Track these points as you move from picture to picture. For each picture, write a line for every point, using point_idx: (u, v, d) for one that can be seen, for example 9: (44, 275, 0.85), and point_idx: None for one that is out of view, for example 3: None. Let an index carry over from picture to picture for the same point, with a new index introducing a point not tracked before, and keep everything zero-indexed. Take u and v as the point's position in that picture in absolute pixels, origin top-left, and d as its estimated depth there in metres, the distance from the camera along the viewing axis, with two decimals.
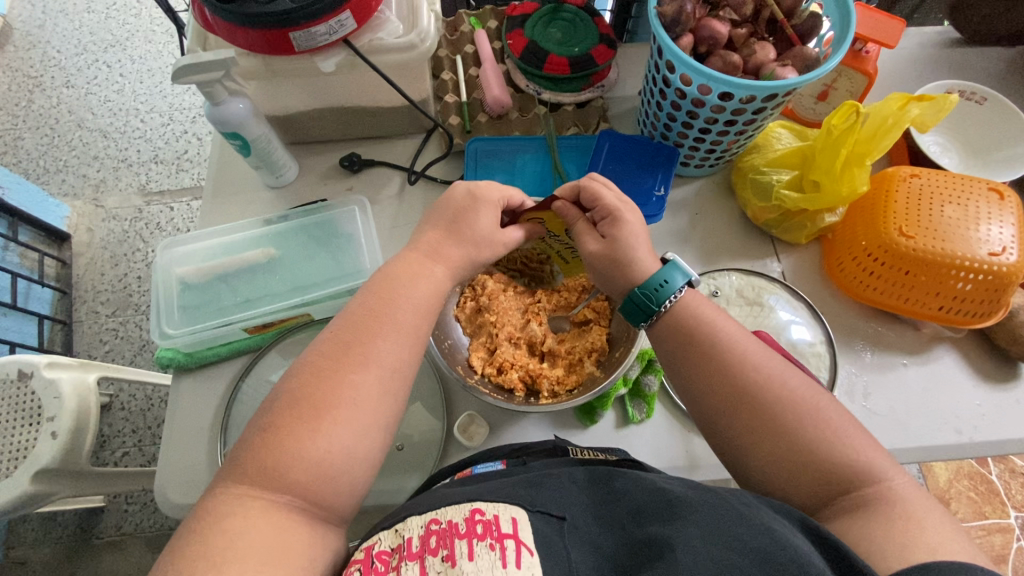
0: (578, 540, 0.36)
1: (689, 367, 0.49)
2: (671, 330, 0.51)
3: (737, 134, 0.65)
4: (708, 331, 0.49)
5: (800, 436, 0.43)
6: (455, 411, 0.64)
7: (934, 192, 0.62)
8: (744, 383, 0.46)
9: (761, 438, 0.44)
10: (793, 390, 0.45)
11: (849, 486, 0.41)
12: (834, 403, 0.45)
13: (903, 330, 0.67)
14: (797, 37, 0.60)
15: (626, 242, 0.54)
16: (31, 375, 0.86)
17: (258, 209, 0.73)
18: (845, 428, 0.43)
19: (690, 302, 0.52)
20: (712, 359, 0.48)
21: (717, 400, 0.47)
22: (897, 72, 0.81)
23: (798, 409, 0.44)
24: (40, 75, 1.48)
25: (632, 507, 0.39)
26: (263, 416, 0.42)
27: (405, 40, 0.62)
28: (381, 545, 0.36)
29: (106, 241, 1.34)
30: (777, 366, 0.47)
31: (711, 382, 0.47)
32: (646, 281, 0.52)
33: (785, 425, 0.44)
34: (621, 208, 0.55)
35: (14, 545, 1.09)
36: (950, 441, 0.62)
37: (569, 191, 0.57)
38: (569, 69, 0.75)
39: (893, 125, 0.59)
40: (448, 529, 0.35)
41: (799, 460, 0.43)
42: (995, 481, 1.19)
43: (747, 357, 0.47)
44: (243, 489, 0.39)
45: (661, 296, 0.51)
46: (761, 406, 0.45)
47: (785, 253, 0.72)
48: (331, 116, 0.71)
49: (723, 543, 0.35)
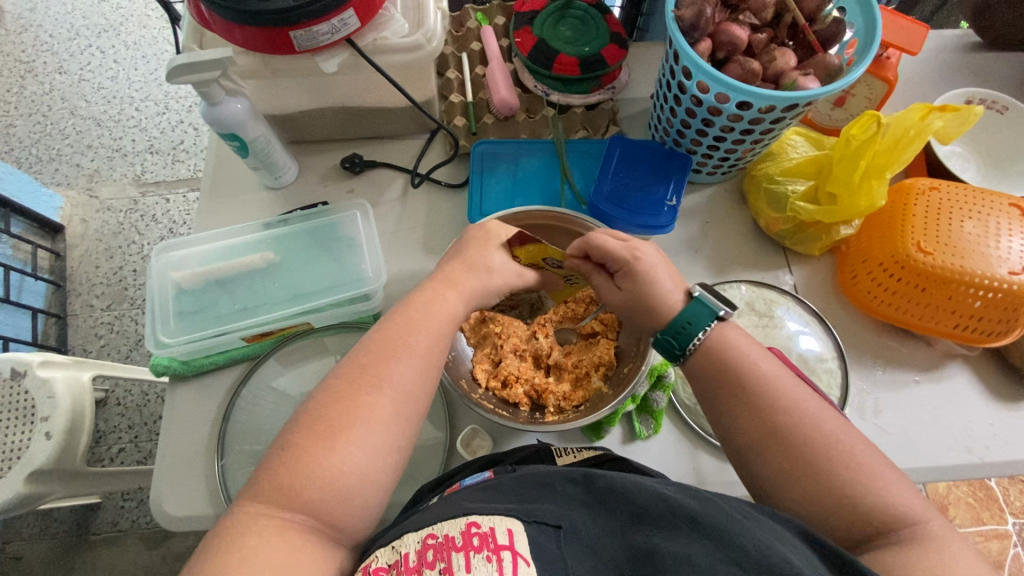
0: (577, 547, 0.34)
1: (724, 402, 0.47)
2: (705, 366, 0.49)
3: (753, 142, 0.63)
4: (740, 367, 0.48)
5: (837, 473, 0.41)
6: (457, 424, 0.63)
7: (954, 206, 0.61)
8: (779, 421, 0.44)
9: (801, 477, 0.42)
10: (829, 427, 0.43)
11: (890, 526, 0.39)
12: (869, 445, 0.43)
13: (916, 346, 0.66)
14: (819, 43, 0.58)
15: (643, 292, 0.53)
16: (24, 374, 0.84)
17: (257, 212, 0.71)
18: (879, 471, 0.41)
19: (724, 336, 0.49)
20: (745, 394, 0.46)
21: (751, 436, 0.45)
22: (917, 77, 0.79)
23: (835, 449, 0.42)
24: (32, 60, 1.44)
25: (633, 511, 0.37)
26: (281, 437, 0.41)
27: (411, 41, 0.59)
28: (378, 561, 0.34)
29: (100, 232, 1.32)
30: (812, 404, 0.45)
31: (743, 418, 0.46)
32: (669, 323, 0.51)
33: (822, 465, 0.42)
34: (632, 256, 0.53)
35: (10, 540, 1.08)
36: (962, 462, 0.60)
37: (576, 249, 0.57)
38: (578, 69, 0.73)
39: (914, 137, 0.58)
40: (445, 542, 0.33)
41: (841, 497, 0.41)
42: (994, 487, 1.19)
43: (781, 394, 0.45)
44: (251, 516, 0.37)
45: (685, 338, 0.50)
46: (800, 444, 0.43)
47: (796, 264, 0.70)
48: (333, 116, 0.69)
49: (727, 558, 0.33)
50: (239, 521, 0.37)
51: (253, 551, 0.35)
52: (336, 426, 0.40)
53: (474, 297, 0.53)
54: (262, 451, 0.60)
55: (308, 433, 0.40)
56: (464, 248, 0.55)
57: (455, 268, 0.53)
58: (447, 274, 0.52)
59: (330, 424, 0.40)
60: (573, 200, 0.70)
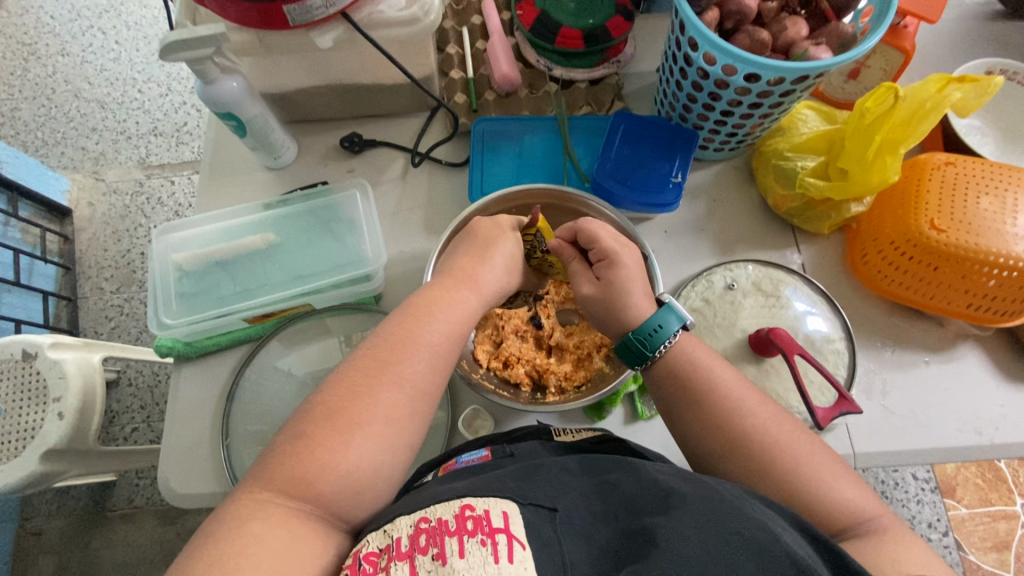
0: (571, 531, 0.34)
1: (686, 413, 0.46)
2: (672, 377, 0.48)
3: (762, 117, 0.61)
4: (705, 377, 0.47)
5: (795, 475, 0.41)
6: (459, 404, 0.63)
7: (969, 180, 0.59)
8: (738, 429, 0.44)
9: (763, 480, 0.42)
10: (785, 434, 0.43)
11: (851, 525, 0.40)
12: (827, 449, 0.44)
13: (926, 327, 0.64)
14: (832, 11, 0.56)
15: (621, 285, 0.51)
16: (35, 357, 0.84)
17: (257, 192, 0.70)
18: (834, 472, 0.42)
19: (685, 347, 0.49)
20: (704, 405, 0.46)
21: (714, 444, 0.44)
22: (936, 47, 0.75)
23: (795, 454, 0.42)
24: (34, 42, 1.43)
25: (624, 498, 0.37)
26: (296, 424, 0.41)
27: (407, 13, 0.58)
28: (369, 546, 0.34)
29: (108, 215, 1.32)
30: (769, 411, 0.45)
31: (702, 428, 0.45)
32: (640, 325, 0.49)
33: (781, 469, 0.42)
34: (619, 251, 0.53)
35: (30, 516, 1.11)
36: (969, 443, 0.60)
37: (567, 230, 0.56)
38: (583, 43, 0.70)
39: (931, 109, 0.55)
40: (438, 527, 0.33)
41: (801, 499, 0.41)
42: (1003, 469, 1.18)
43: (739, 402, 0.45)
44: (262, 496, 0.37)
45: (655, 342, 0.48)
46: (759, 450, 0.43)
47: (805, 243, 0.69)
48: (331, 94, 0.68)
49: (715, 533, 0.32)
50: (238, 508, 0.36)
51: (252, 539, 0.34)
52: (328, 421, 0.40)
53: (493, 281, 0.53)
54: (266, 430, 0.61)
55: (325, 424, 0.40)
56: (472, 241, 0.55)
57: (466, 263, 0.53)
58: (451, 270, 0.52)
59: (349, 417, 0.40)
60: (577, 179, 0.69)
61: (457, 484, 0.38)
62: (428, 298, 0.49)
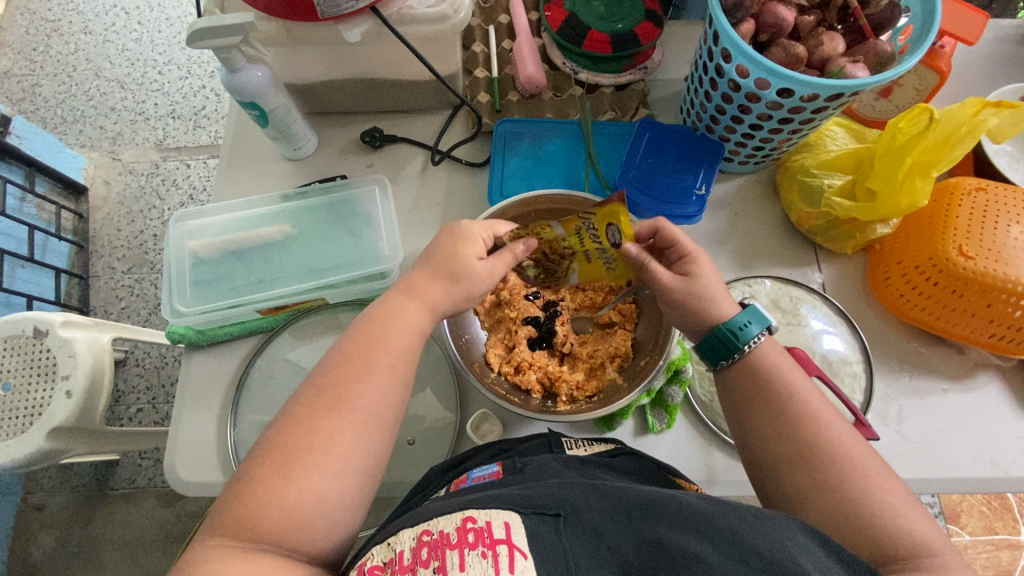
0: (579, 535, 0.33)
1: (756, 414, 0.46)
2: (746, 377, 0.48)
3: (791, 132, 0.59)
4: (781, 382, 0.46)
5: (859, 495, 0.40)
6: (468, 407, 0.62)
7: (998, 208, 0.58)
8: (807, 437, 0.43)
9: (822, 495, 0.41)
10: (860, 453, 0.42)
11: (914, 555, 0.38)
12: (899, 480, 0.42)
13: (947, 354, 0.63)
14: (870, 28, 0.55)
15: (706, 286, 0.51)
16: (46, 333, 0.85)
17: (275, 182, 0.70)
18: (902, 499, 0.40)
19: (767, 350, 0.48)
20: (778, 410, 0.45)
21: (779, 449, 0.44)
22: (971, 69, 0.74)
23: (864, 472, 0.41)
24: (58, 19, 1.43)
25: (638, 499, 0.36)
26: (297, 437, 0.40)
27: (437, 11, 0.57)
28: (373, 560, 0.34)
29: (122, 195, 1.32)
30: (846, 428, 0.44)
31: (769, 432, 0.45)
32: (729, 319, 0.49)
33: (847, 485, 0.41)
34: (699, 254, 0.52)
35: (32, 490, 1.12)
36: (986, 475, 0.58)
37: (646, 228, 0.54)
38: (610, 48, 0.69)
39: (966, 134, 0.54)
40: (440, 540, 0.33)
41: (862, 523, 0.39)
42: (1010, 498, 1.16)
43: (815, 412, 0.44)
44: (253, 527, 0.37)
45: (745, 336, 0.48)
46: (826, 462, 0.42)
47: (826, 262, 0.68)
48: (354, 87, 0.67)
49: (734, 555, 0.32)
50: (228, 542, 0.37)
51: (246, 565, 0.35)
52: (307, 450, 0.40)
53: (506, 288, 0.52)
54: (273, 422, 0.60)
55: (306, 458, 0.39)
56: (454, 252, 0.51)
57: (453, 278, 0.50)
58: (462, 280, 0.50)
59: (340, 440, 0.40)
60: (598, 185, 0.68)
61: (460, 497, 0.37)
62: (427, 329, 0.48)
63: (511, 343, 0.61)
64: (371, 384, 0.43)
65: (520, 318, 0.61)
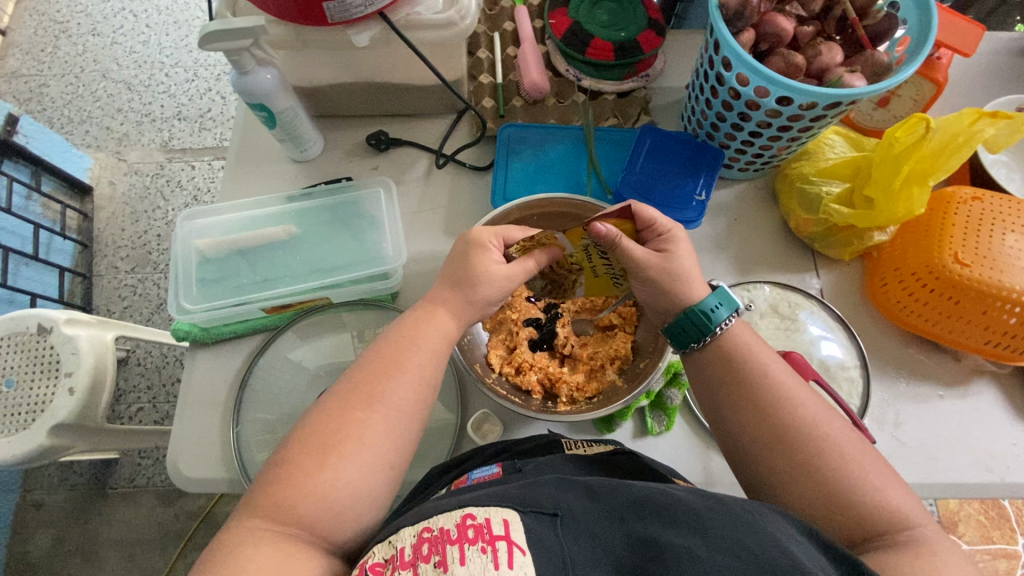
0: (575, 534, 0.33)
1: (732, 398, 0.46)
2: (719, 363, 0.48)
3: (790, 139, 0.60)
4: (754, 365, 0.47)
5: (837, 474, 0.41)
6: (469, 407, 0.63)
7: (995, 217, 0.59)
8: (783, 418, 0.44)
9: (800, 476, 0.42)
10: (835, 432, 0.43)
11: (892, 530, 0.39)
12: (879, 458, 0.42)
13: (943, 360, 0.64)
14: (869, 39, 0.56)
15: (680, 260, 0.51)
16: (50, 331, 0.86)
17: (281, 183, 0.71)
18: (880, 475, 0.41)
19: (737, 333, 0.49)
20: (752, 393, 0.46)
21: (756, 433, 0.44)
22: (968, 81, 0.75)
23: (840, 450, 0.42)
24: (67, 21, 1.45)
25: (632, 498, 0.36)
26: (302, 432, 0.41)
27: (444, 17, 0.59)
28: (375, 557, 0.34)
29: (127, 195, 1.33)
30: (820, 407, 0.45)
31: (745, 416, 0.45)
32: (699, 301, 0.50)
33: (824, 464, 0.41)
34: (671, 226, 0.53)
35: (31, 488, 1.12)
36: (982, 480, 0.59)
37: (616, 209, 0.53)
38: (613, 55, 0.71)
39: (963, 144, 0.55)
40: (440, 536, 0.33)
41: (841, 501, 0.40)
42: (1007, 507, 1.17)
43: (791, 395, 0.45)
44: (259, 521, 0.38)
45: (716, 318, 0.49)
46: (803, 443, 0.42)
47: (824, 269, 0.68)
48: (361, 91, 0.68)
49: (727, 551, 0.32)
50: (238, 531, 0.37)
51: (251, 556, 0.36)
52: (312, 444, 0.40)
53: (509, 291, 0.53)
54: (276, 420, 0.61)
55: (312, 453, 0.40)
56: (457, 257, 0.52)
57: (457, 280, 0.51)
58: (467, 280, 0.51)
59: (344, 436, 0.41)
60: (599, 190, 0.69)
61: (462, 495, 0.38)
62: (431, 328, 0.48)
63: (512, 343, 0.61)
64: (375, 381, 0.44)
65: (521, 319, 0.62)
